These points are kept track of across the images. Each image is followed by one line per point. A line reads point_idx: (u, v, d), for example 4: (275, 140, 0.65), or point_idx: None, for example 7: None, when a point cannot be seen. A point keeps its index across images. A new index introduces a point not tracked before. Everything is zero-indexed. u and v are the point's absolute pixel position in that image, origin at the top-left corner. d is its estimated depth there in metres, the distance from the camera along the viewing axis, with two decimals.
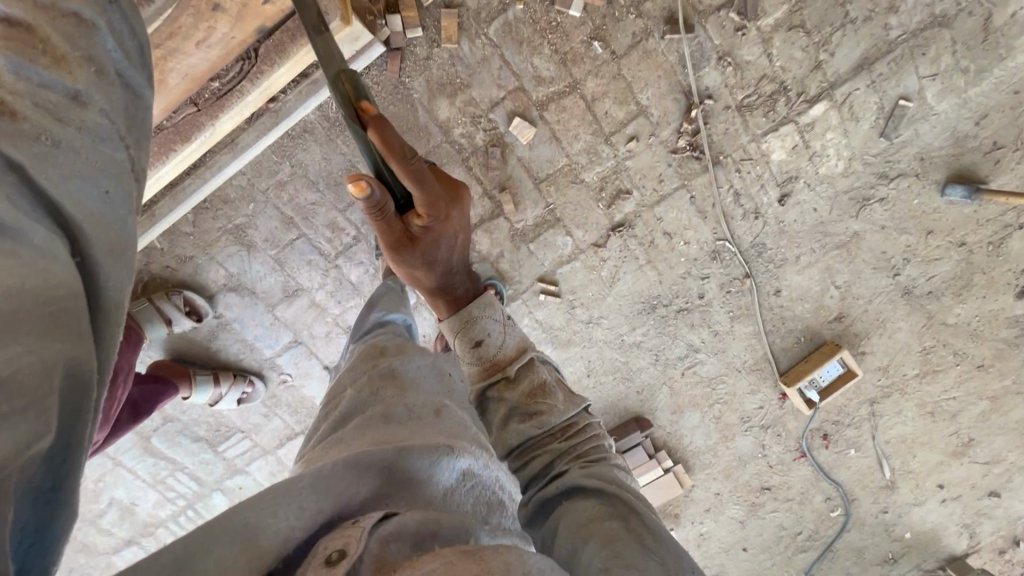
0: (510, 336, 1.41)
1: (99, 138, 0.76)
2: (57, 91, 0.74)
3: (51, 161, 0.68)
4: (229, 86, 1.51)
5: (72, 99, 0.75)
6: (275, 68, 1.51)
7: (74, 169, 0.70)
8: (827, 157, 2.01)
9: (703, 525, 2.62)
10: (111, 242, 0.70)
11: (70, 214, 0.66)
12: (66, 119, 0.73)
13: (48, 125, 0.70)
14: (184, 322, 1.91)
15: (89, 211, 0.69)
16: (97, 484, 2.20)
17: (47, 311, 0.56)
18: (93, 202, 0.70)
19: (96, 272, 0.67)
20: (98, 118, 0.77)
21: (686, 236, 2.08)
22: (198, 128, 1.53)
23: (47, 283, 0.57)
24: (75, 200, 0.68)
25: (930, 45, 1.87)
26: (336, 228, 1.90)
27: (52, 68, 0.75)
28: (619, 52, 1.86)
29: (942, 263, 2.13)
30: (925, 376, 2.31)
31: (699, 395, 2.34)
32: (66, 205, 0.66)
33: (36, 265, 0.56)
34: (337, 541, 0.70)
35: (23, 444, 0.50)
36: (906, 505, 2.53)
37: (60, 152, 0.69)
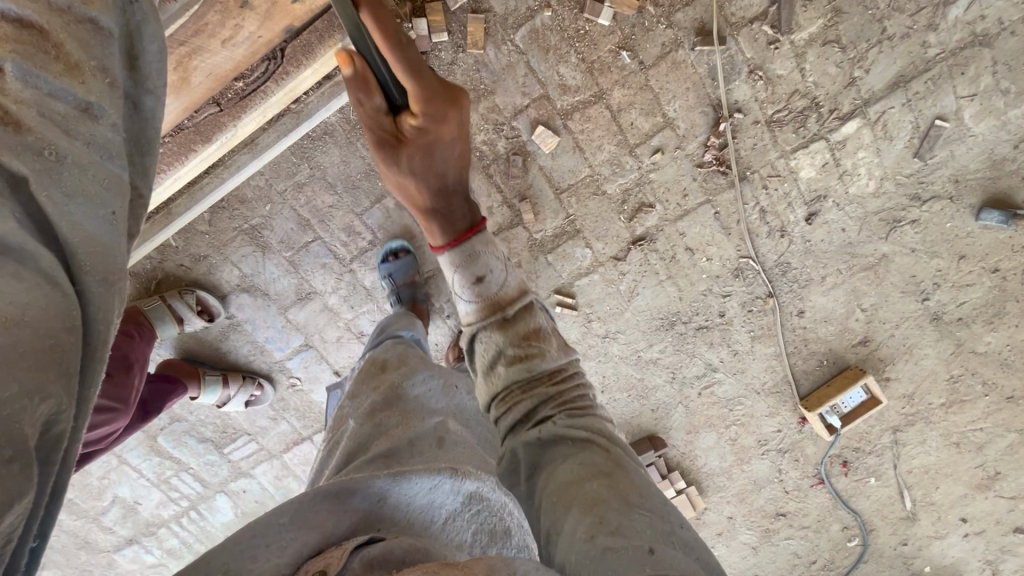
0: (509, 276, 1.37)
1: (107, 155, 0.71)
2: (66, 101, 0.69)
3: (54, 178, 0.65)
4: (254, 86, 1.49)
5: (83, 111, 0.70)
6: (302, 69, 1.49)
7: (76, 187, 0.66)
8: (857, 176, 1.95)
9: (714, 548, 2.54)
10: (105, 267, 0.67)
11: (67, 238, 0.64)
12: (73, 133, 0.68)
13: (55, 138, 0.66)
14: (196, 322, 1.88)
15: (87, 234, 0.66)
16: (102, 481, 2.18)
17: (45, 345, 0.58)
18: (91, 224, 0.67)
19: (92, 302, 0.66)
20: (105, 131, 0.72)
21: (708, 253, 2.03)
22: (220, 129, 1.51)
23: (44, 319, 0.59)
24: (72, 220, 0.65)
25: (970, 65, 1.81)
26: (352, 232, 1.87)
27: (65, 76, 0.69)
28: (647, 62, 1.82)
29: (973, 290, 2.05)
30: (951, 406, 2.23)
31: (715, 415, 2.27)
32: (62, 226, 0.64)
33: (35, 298, 0.59)
34: (320, 562, 0.74)
35: (5, 501, 0.53)
36: (927, 538, 2.43)
37: (64, 168, 0.66)
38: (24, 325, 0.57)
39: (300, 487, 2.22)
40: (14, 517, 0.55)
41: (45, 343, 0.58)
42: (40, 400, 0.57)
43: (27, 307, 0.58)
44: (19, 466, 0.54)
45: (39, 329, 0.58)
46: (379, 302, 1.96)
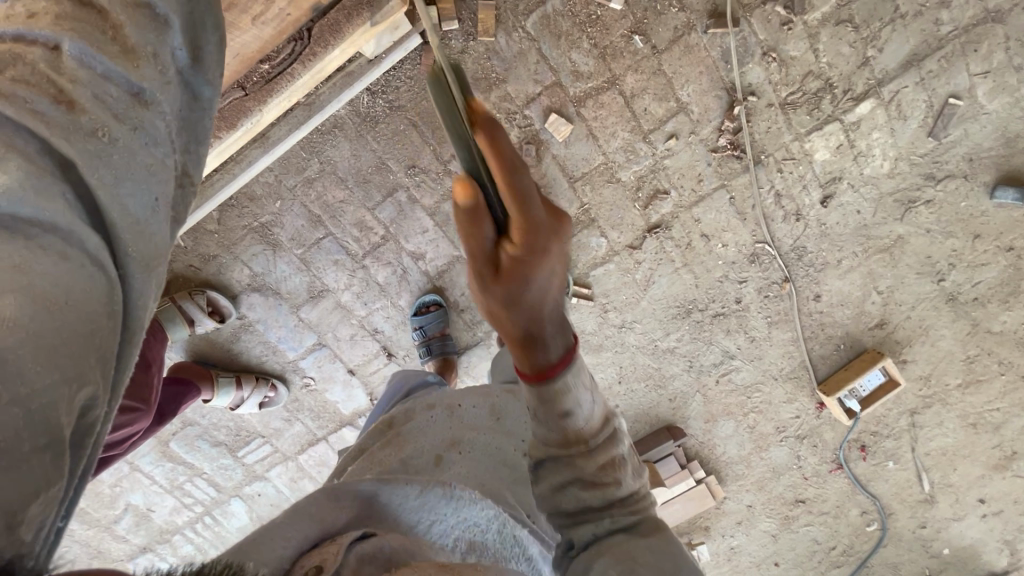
0: (598, 402, 0.92)
1: (155, 141, 0.70)
2: (119, 85, 0.68)
3: (104, 159, 0.63)
4: (279, 69, 1.46)
5: (134, 96, 0.69)
6: (328, 49, 1.46)
7: (125, 169, 0.65)
8: (872, 157, 1.94)
9: (733, 538, 2.52)
10: (146, 252, 0.65)
11: (114, 223, 0.62)
12: (123, 116, 0.67)
13: (105, 119, 0.65)
14: (207, 324, 1.85)
15: (134, 219, 0.64)
16: (114, 489, 2.15)
17: (87, 328, 0.54)
18: (136, 207, 0.65)
19: (133, 288, 0.63)
20: (155, 119, 0.71)
21: (724, 238, 2.01)
22: (245, 115, 1.47)
23: (88, 300, 0.55)
24: (119, 202, 0.63)
25: (982, 42, 1.79)
26: (365, 227, 1.84)
27: (120, 59, 0.68)
28: (660, 46, 1.79)
29: (989, 269, 2.04)
30: (968, 387, 2.21)
31: (733, 403, 2.25)
32: (112, 211, 0.62)
33: (81, 278, 0.55)
34: (315, 557, 0.69)
35: (33, 491, 0.48)
36: (945, 520, 2.41)
37: (114, 150, 0.64)
38: (69, 307, 0.53)
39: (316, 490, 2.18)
40: (38, 514, 0.49)
41: (88, 327, 0.54)
42: (83, 388, 0.53)
43: (73, 287, 0.54)
44: (52, 459, 0.49)
45: (82, 313, 0.54)
46: (393, 298, 1.93)
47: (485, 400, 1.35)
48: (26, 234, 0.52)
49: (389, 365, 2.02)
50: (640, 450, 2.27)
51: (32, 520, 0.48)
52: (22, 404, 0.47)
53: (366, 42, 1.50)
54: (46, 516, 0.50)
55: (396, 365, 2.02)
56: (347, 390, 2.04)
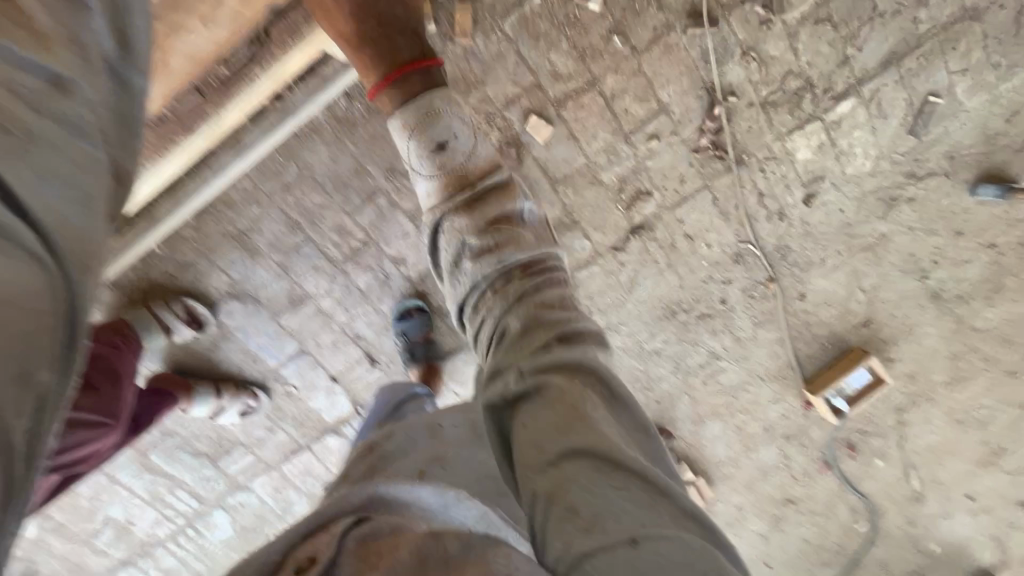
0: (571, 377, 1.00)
1: (79, 133, 0.78)
2: (35, 75, 0.75)
3: (25, 152, 0.70)
4: (237, 70, 1.45)
5: (53, 85, 0.77)
6: (287, 51, 1.45)
7: (48, 168, 0.72)
8: (853, 156, 1.94)
9: (724, 538, 2.51)
10: (80, 249, 0.74)
11: (39, 219, 0.69)
12: (43, 109, 0.74)
13: (23, 115, 0.71)
14: (185, 332, 1.83)
15: (58, 214, 0.72)
16: (93, 502, 2.11)
17: (31, 326, 0.63)
18: (66, 201, 0.73)
19: (75, 288, 0.73)
20: (77, 109, 0.79)
21: (708, 238, 2.00)
22: (203, 119, 1.50)
23: (30, 298, 0.64)
24: (44, 191, 0.71)
25: (961, 39, 1.79)
26: (344, 232, 1.82)
27: (36, 49, 0.76)
28: (639, 47, 1.78)
29: (971, 266, 2.04)
30: (953, 384, 2.22)
31: (719, 403, 2.26)
32: (33, 204, 0.69)
33: (23, 278, 0.64)
34: (308, 548, 0.81)
35: None
36: (933, 517, 2.42)
37: (34, 142, 0.71)
38: (10, 307, 0.61)
39: (300, 498, 2.16)
40: None
41: (27, 322, 0.63)
42: (21, 381, 0.61)
43: (13, 287, 0.63)
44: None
45: (24, 309, 0.63)
46: (375, 304, 1.91)
47: (467, 416, 1.24)
48: None
49: (372, 372, 2.00)
50: None
51: None
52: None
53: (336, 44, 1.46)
54: (4, 499, 0.58)
55: (379, 372, 2.00)
56: (329, 397, 2.02)
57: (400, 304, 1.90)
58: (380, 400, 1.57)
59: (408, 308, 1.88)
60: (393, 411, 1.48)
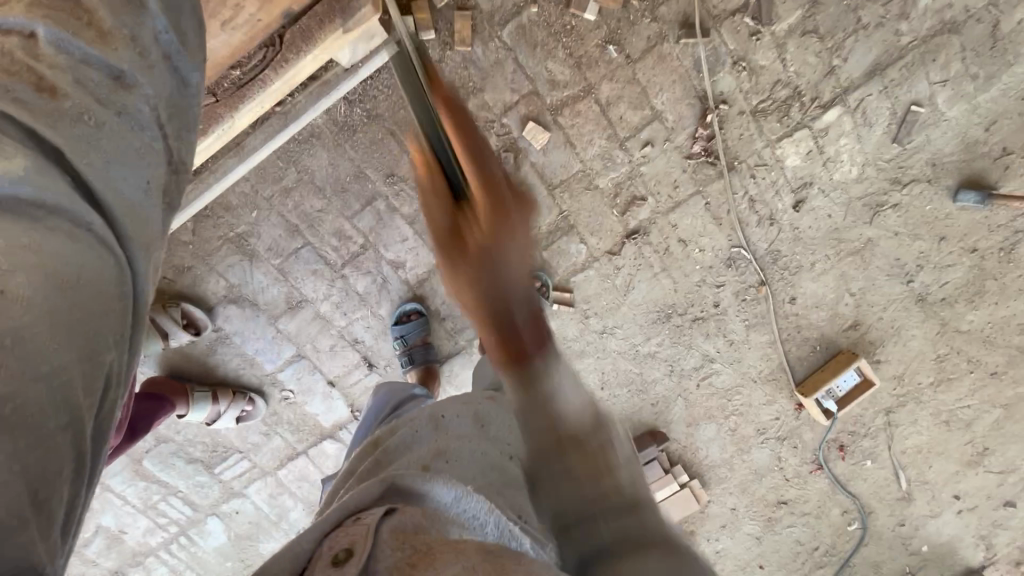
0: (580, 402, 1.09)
1: (140, 127, 0.80)
2: (100, 71, 0.77)
3: (96, 145, 0.72)
4: (251, 75, 1.43)
5: (116, 81, 0.78)
6: (301, 55, 1.43)
7: (115, 156, 0.74)
8: (840, 163, 1.99)
9: (719, 542, 2.52)
10: (143, 234, 0.76)
11: (109, 203, 0.71)
12: (105, 102, 0.76)
13: (91, 106, 0.74)
14: (182, 336, 1.82)
15: (125, 200, 0.74)
16: (84, 511, 2.07)
17: (101, 308, 0.64)
18: (133, 189, 0.76)
19: (139, 267, 0.74)
20: (134, 101, 0.80)
21: (701, 243, 2.04)
22: (216, 121, 1.44)
23: (99, 282, 0.64)
24: (113, 183, 0.73)
25: (940, 52, 1.87)
26: (343, 236, 1.83)
27: (95, 43, 0.77)
28: (633, 56, 1.83)
29: (955, 269, 2.11)
30: (939, 385, 2.27)
31: (714, 406, 2.28)
32: (104, 190, 0.71)
33: (92, 261, 0.64)
34: (343, 541, 0.79)
35: (50, 465, 0.56)
36: (922, 517, 2.46)
37: (102, 133, 0.74)
38: (81, 287, 0.62)
39: (296, 505, 2.13)
40: (65, 478, 0.59)
41: (97, 307, 0.63)
42: (97, 363, 0.63)
43: (85, 268, 0.63)
44: (70, 429, 0.59)
45: (96, 295, 0.63)
46: (373, 308, 1.91)
47: (469, 406, 1.24)
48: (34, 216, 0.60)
49: (369, 376, 1.99)
50: None
51: (61, 487, 0.58)
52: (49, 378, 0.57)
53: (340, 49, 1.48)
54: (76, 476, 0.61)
55: (377, 376, 2.00)
56: (326, 402, 2.01)
57: (398, 308, 1.91)
58: (381, 401, 1.57)
59: (406, 312, 1.90)
60: (394, 409, 1.49)
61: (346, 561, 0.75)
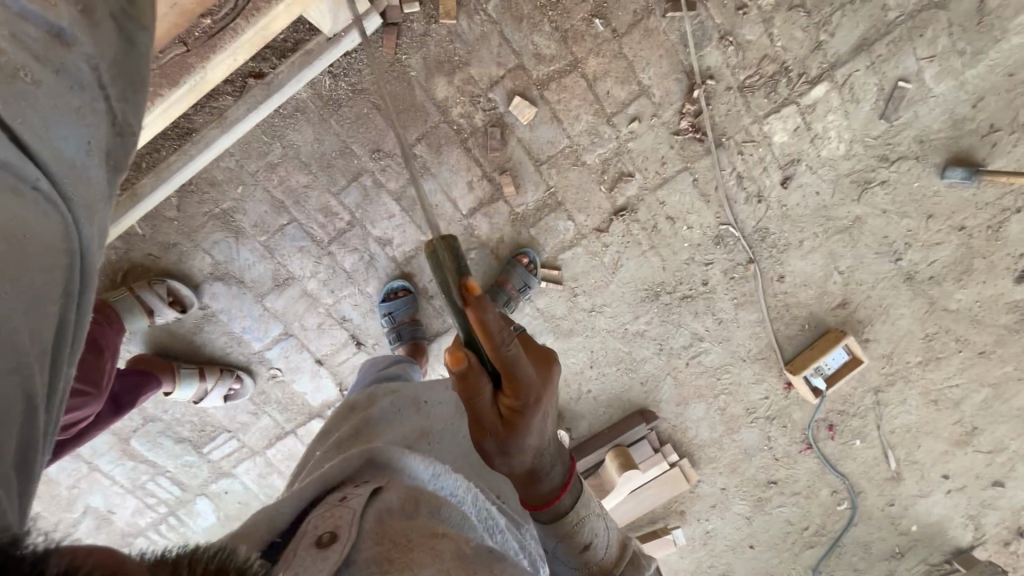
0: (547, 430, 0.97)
1: (79, 86, 0.80)
2: (37, 25, 0.77)
3: (32, 106, 0.73)
4: (223, 24, 1.38)
5: (54, 36, 0.79)
6: (273, 4, 1.39)
7: (53, 114, 0.75)
8: (828, 139, 1.99)
9: (709, 522, 2.53)
10: (85, 192, 0.77)
11: (45, 161, 0.72)
12: (44, 60, 0.77)
13: (27, 63, 0.75)
14: (167, 313, 1.81)
15: (66, 160, 0.75)
16: (71, 491, 2.07)
17: (46, 262, 0.68)
18: (75, 150, 0.77)
19: (83, 227, 0.76)
20: (77, 59, 0.81)
21: (689, 221, 2.04)
22: (187, 71, 1.39)
23: (46, 237, 0.68)
24: (54, 145, 0.74)
25: (927, 27, 1.87)
26: (329, 212, 1.82)
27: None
28: (620, 30, 1.83)
29: (943, 248, 2.11)
30: (927, 364, 2.28)
31: (703, 386, 2.28)
32: (42, 150, 0.72)
33: (41, 216, 0.68)
34: (327, 522, 0.77)
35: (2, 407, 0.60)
36: (911, 497, 2.47)
37: (40, 91, 0.75)
38: (26, 241, 0.66)
39: (285, 485, 2.13)
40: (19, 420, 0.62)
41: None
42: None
43: (30, 225, 0.66)
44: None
45: (43, 248, 0.68)
46: (360, 285, 1.91)
47: (450, 392, 1.25)
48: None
49: (357, 355, 1.99)
50: (613, 435, 2.28)
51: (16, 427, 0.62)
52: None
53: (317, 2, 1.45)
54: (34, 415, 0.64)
55: (365, 355, 1.99)
56: (314, 380, 2.01)
57: (385, 285, 1.90)
58: (366, 369, 1.57)
59: (394, 289, 1.89)
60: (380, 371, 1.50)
61: (330, 544, 0.72)
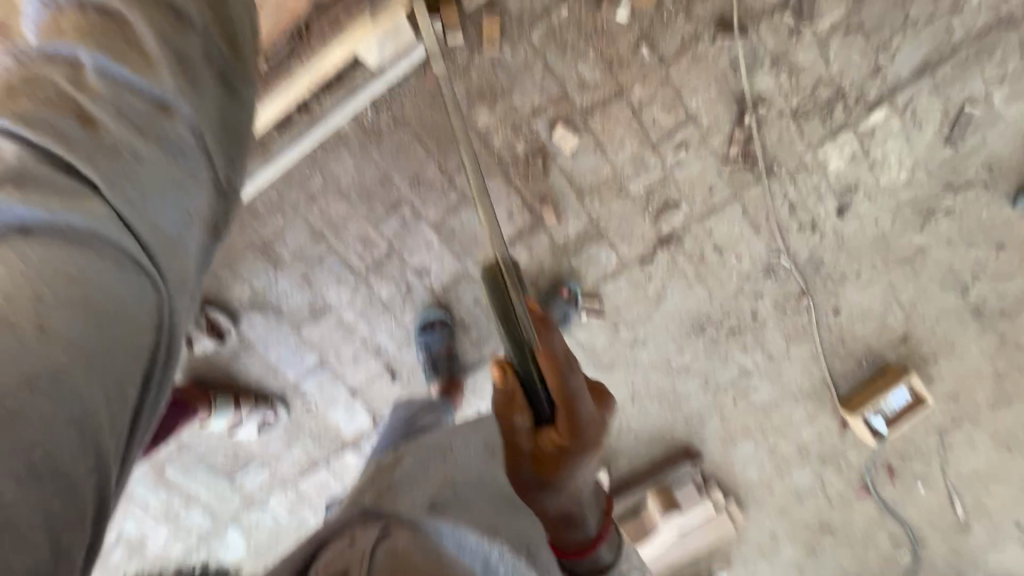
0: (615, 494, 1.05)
1: (180, 156, 0.88)
2: (142, 98, 0.86)
3: (128, 177, 0.80)
4: (276, 67, 1.40)
5: (158, 105, 0.88)
6: (327, 47, 1.39)
7: (157, 189, 0.83)
8: (888, 166, 1.88)
9: (756, 568, 2.37)
10: (176, 264, 0.83)
11: (140, 233, 0.78)
12: (145, 128, 0.85)
13: (129, 139, 0.82)
14: (206, 342, 1.84)
15: (161, 231, 0.81)
16: (107, 517, 2.07)
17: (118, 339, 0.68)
18: (169, 220, 0.83)
19: (175, 305, 0.81)
20: (176, 126, 0.89)
21: (738, 251, 1.95)
22: None
23: (132, 305, 0.72)
24: (152, 219, 0.80)
25: (997, 48, 1.76)
26: (368, 242, 1.79)
27: (140, 69, 0.87)
28: (667, 56, 1.78)
29: (1015, 280, 1.96)
30: (998, 405, 2.10)
31: (751, 424, 2.15)
32: (140, 222, 0.79)
33: (130, 285, 0.73)
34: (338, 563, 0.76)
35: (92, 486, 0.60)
36: (981, 548, 2.26)
37: (137, 166, 0.81)
38: (118, 316, 0.69)
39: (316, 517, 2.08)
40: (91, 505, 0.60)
41: (132, 333, 0.70)
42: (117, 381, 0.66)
43: (122, 296, 0.70)
44: (97, 477, 0.60)
45: (129, 320, 0.71)
46: (397, 315, 1.87)
47: (477, 435, 1.22)
48: (88, 241, 0.70)
49: (392, 386, 1.94)
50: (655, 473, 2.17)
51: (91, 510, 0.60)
52: (82, 409, 0.60)
53: (367, 40, 1.43)
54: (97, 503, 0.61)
55: (400, 386, 1.95)
56: (348, 411, 1.97)
57: (423, 317, 1.85)
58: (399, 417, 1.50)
59: (432, 322, 1.84)
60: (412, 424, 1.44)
61: None
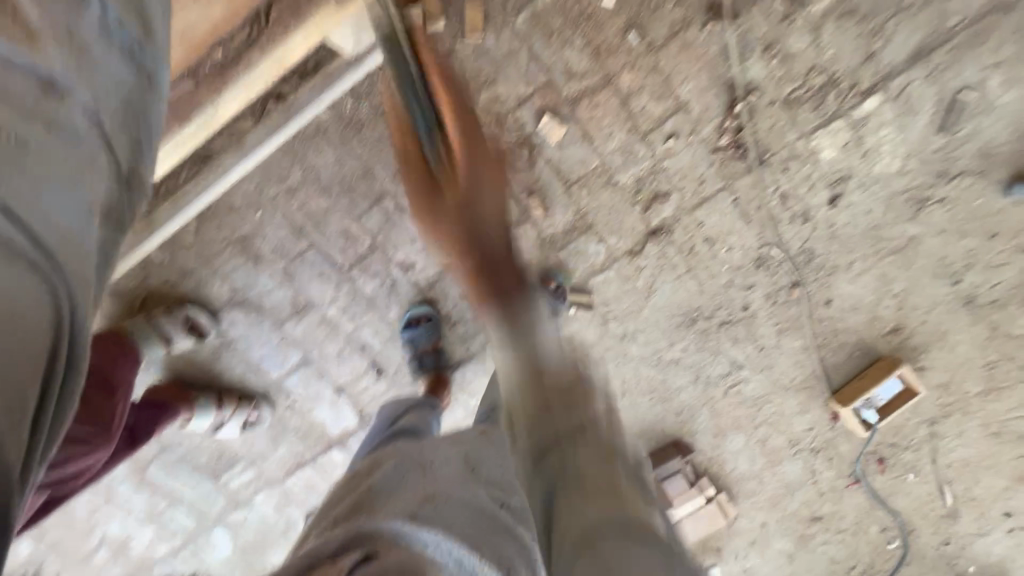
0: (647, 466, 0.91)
1: (78, 141, 0.73)
2: (24, 76, 0.68)
3: (17, 166, 0.63)
4: (234, 54, 1.36)
5: (48, 87, 0.71)
6: (290, 32, 1.34)
7: (49, 179, 0.66)
8: (881, 155, 1.84)
9: (748, 559, 2.37)
10: (78, 261, 0.69)
11: (43, 234, 0.64)
12: (37, 113, 0.68)
13: (19, 123, 0.65)
14: (185, 342, 1.76)
15: (64, 229, 0.67)
16: (90, 519, 2.04)
17: (16, 353, 0.57)
18: (70, 214, 0.68)
19: (77, 305, 0.68)
20: (74, 113, 0.73)
21: (728, 242, 1.92)
22: (198, 106, 1.37)
23: (34, 314, 0.60)
24: (48, 212, 0.65)
25: (993, 32, 1.71)
26: (350, 237, 1.75)
27: (24, 44, 0.69)
28: (656, 43, 1.72)
29: (1008, 270, 1.93)
30: (989, 395, 2.09)
31: (742, 416, 2.14)
32: (36, 218, 0.64)
33: (30, 292, 0.60)
34: None
35: None
36: (970, 536, 2.26)
37: (30, 153, 0.65)
38: (18, 323, 0.58)
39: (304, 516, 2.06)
40: None
41: (34, 343, 0.59)
42: (20, 400, 0.57)
43: (19, 302, 0.59)
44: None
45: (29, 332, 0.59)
46: (381, 312, 1.83)
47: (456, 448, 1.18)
48: None
49: (378, 383, 1.91)
50: None
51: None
52: None
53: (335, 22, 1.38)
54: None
55: (386, 383, 1.91)
56: (334, 409, 1.93)
57: (407, 314, 1.81)
58: (382, 420, 1.47)
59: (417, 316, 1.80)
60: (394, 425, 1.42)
61: None
